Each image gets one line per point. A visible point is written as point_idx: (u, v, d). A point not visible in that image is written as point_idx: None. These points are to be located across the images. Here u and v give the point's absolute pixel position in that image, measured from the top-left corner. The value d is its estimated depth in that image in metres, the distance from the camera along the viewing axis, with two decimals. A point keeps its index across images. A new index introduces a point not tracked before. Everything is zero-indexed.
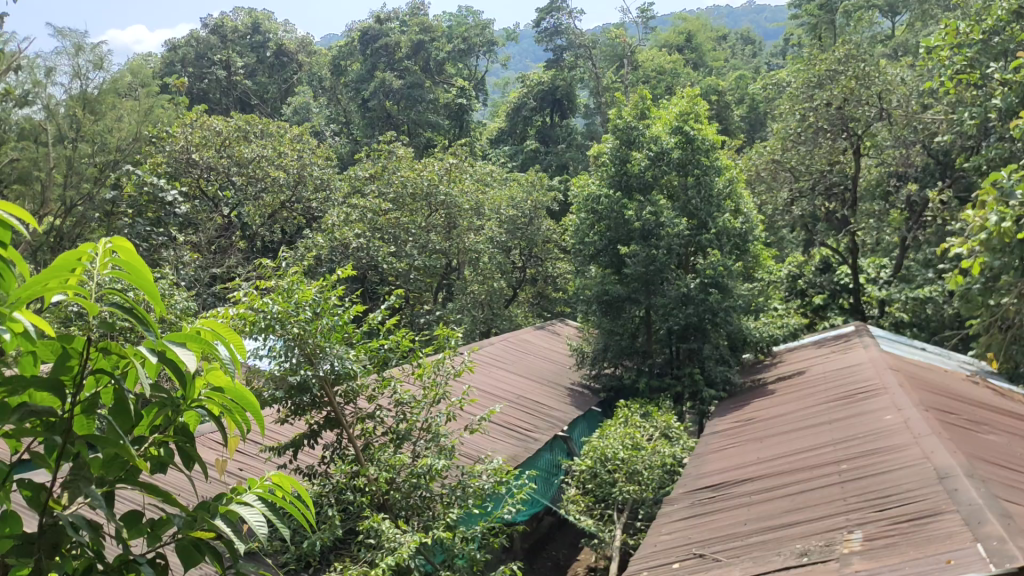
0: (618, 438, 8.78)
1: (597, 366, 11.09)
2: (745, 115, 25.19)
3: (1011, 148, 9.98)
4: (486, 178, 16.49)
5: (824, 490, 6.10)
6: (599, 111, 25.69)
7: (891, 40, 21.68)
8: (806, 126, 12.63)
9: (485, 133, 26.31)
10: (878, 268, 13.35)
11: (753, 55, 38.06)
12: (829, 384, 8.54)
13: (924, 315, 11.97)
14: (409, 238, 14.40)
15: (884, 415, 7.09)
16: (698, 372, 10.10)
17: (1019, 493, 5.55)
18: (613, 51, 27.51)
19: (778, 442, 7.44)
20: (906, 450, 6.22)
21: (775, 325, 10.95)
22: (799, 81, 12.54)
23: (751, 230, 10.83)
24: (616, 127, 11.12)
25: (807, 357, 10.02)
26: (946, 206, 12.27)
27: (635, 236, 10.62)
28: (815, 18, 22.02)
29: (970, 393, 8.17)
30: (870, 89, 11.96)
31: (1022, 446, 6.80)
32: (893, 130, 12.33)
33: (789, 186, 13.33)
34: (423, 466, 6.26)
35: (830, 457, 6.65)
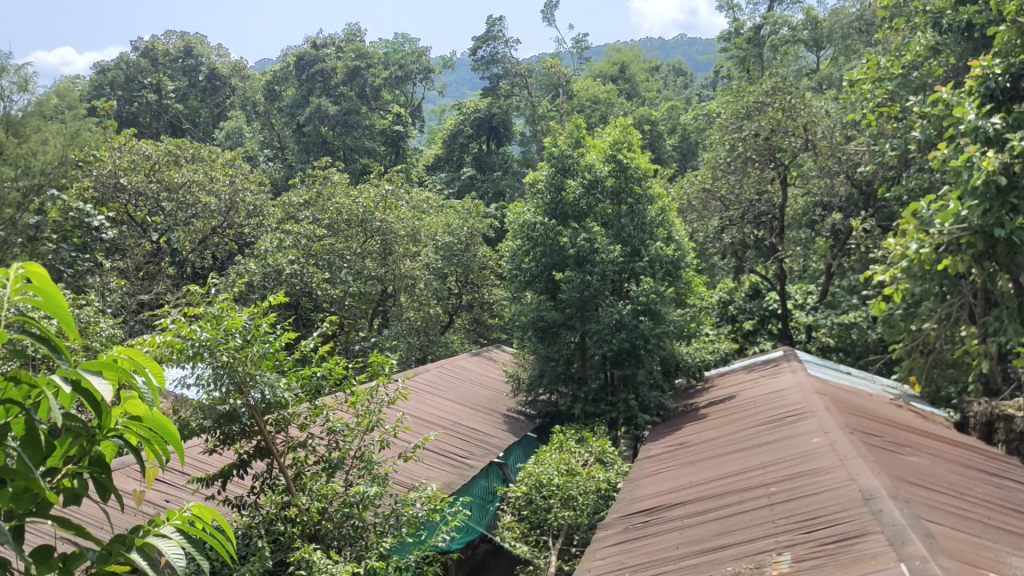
0: (553, 464, 8.80)
1: (533, 392, 11.12)
2: (677, 144, 25.76)
3: (928, 179, 10.40)
4: (422, 204, 16.49)
5: (754, 512, 6.19)
6: (535, 139, 26.01)
7: (815, 74, 22.45)
8: (735, 156, 12.95)
9: (422, 160, 26.36)
10: (805, 294, 13.73)
11: (685, 86, 38.97)
12: (759, 408, 8.70)
13: (849, 340, 12.33)
14: (344, 264, 14.29)
15: (812, 438, 7.25)
16: (633, 397, 10.21)
17: (940, 513, 5.72)
18: (549, 79, 27.90)
19: (710, 466, 7.54)
20: (833, 472, 6.37)
21: (707, 351, 11.14)
22: (728, 112, 12.76)
23: (683, 257, 11.04)
24: (552, 155, 11.30)
25: (738, 381, 10.20)
26: (869, 235, 12.70)
27: (570, 263, 10.73)
28: (743, 51, 22.72)
29: (892, 416, 8.42)
30: (796, 121, 12.25)
31: (943, 467, 7.02)
32: (817, 160, 12.75)
33: (720, 215, 13.63)
34: (356, 494, 6.17)
35: (760, 479, 6.76)
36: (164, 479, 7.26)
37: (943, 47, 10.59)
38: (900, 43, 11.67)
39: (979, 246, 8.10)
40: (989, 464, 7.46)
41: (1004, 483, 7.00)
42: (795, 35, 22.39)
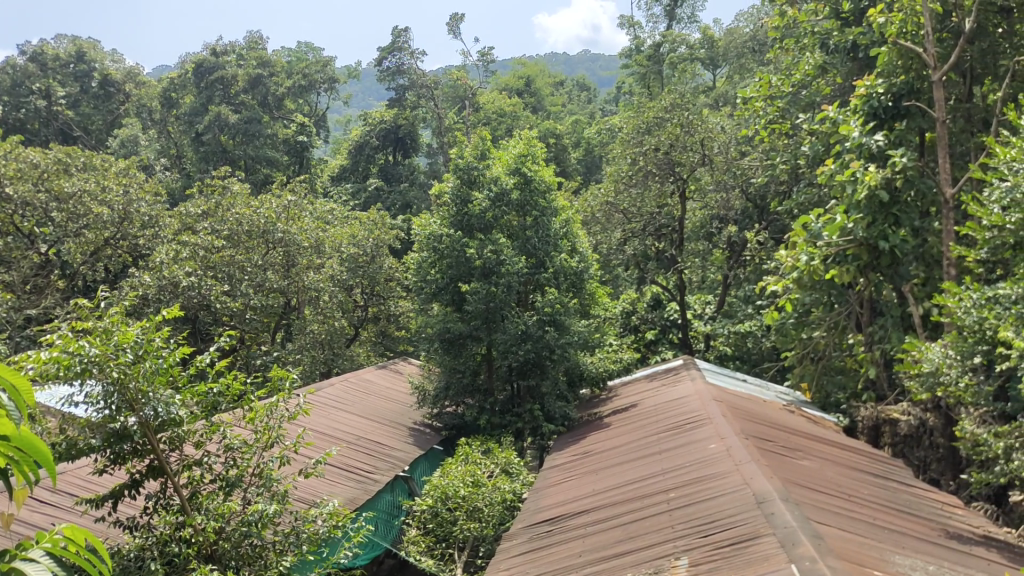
0: (459, 475, 8.76)
1: (439, 404, 11.06)
2: (581, 157, 26.18)
3: (818, 193, 10.86)
4: (325, 216, 16.32)
5: (654, 518, 6.31)
6: (442, 150, 26.09)
7: (711, 91, 23.21)
8: (637, 170, 13.20)
9: (327, 171, 26.09)
10: (703, 304, 14.14)
11: (588, 101, 39.69)
12: (660, 416, 8.89)
13: (745, 348, 12.78)
14: (245, 276, 13.93)
15: (709, 443, 7.46)
16: (538, 408, 10.30)
17: (828, 514, 5.95)
18: (455, 91, 28.09)
19: (612, 473, 7.66)
20: (728, 477, 6.56)
21: (611, 360, 11.32)
22: (629, 126, 13.13)
23: (587, 268, 11.22)
24: (457, 167, 11.26)
25: (640, 390, 10.40)
26: (762, 247, 13.17)
27: (476, 274, 10.74)
28: (645, 67, 23.26)
29: (786, 421, 8.73)
30: (693, 136, 12.74)
31: (832, 469, 7.32)
32: (714, 174, 13.11)
33: (622, 227, 13.77)
34: (255, 513, 5.98)
35: (660, 485, 6.91)
36: (49, 501, 6.95)
37: (831, 66, 11.04)
38: (791, 63, 12.14)
39: (864, 257, 8.51)
40: (874, 466, 7.82)
41: (887, 484, 7.34)
42: (693, 53, 23.10)
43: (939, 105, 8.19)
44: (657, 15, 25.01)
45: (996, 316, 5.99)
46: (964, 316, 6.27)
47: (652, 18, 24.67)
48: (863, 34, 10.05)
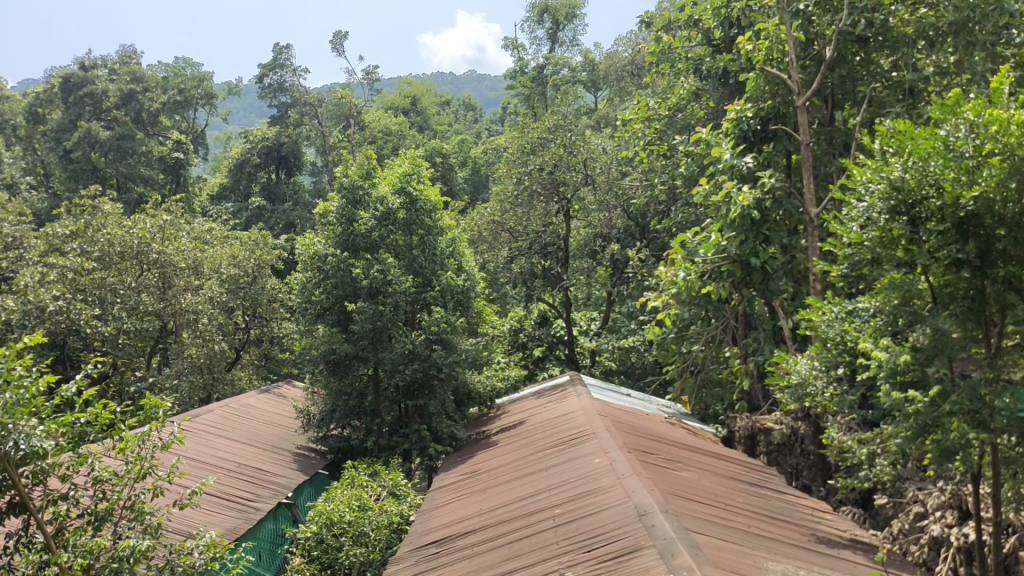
0: (345, 500, 8.62)
1: (324, 427, 10.86)
2: (468, 176, 26.36)
3: (694, 212, 11.28)
4: (204, 236, 15.90)
5: (539, 535, 6.36)
6: (326, 169, 25.86)
7: (593, 113, 23.71)
8: (521, 189, 13.33)
9: (206, 189, 25.39)
10: (589, 321, 14.40)
11: (475, 121, 40.00)
12: (546, 432, 8.99)
13: (629, 363, 13.12)
14: (117, 300, 13.29)
15: (593, 458, 7.58)
16: (426, 429, 10.24)
17: (706, 523, 6.14)
18: (340, 109, 27.91)
19: (498, 492, 7.68)
20: (612, 490, 6.68)
21: (498, 378, 11.37)
22: (514, 146, 13.31)
23: (473, 286, 11.28)
24: (342, 186, 11.05)
25: (527, 406, 10.49)
26: (644, 264, 13.58)
27: (362, 295, 10.56)
28: (529, 89, 23.53)
29: (666, 433, 8.96)
30: (575, 157, 13.05)
31: (710, 479, 7.56)
32: (597, 194, 13.47)
33: (508, 246, 13.89)
34: (126, 548, 5.69)
35: (545, 502, 6.96)
36: None
37: (704, 91, 11.49)
38: (668, 86, 12.55)
39: (738, 273, 8.81)
40: (749, 474, 8.11)
41: (762, 492, 7.62)
42: (575, 76, 23.63)
43: (803, 128, 8.61)
44: (540, 38, 25.41)
45: (855, 328, 6.29)
46: (827, 328, 6.56)
47: (535, 41, 25.06)
48: (733, 61, 10.49)
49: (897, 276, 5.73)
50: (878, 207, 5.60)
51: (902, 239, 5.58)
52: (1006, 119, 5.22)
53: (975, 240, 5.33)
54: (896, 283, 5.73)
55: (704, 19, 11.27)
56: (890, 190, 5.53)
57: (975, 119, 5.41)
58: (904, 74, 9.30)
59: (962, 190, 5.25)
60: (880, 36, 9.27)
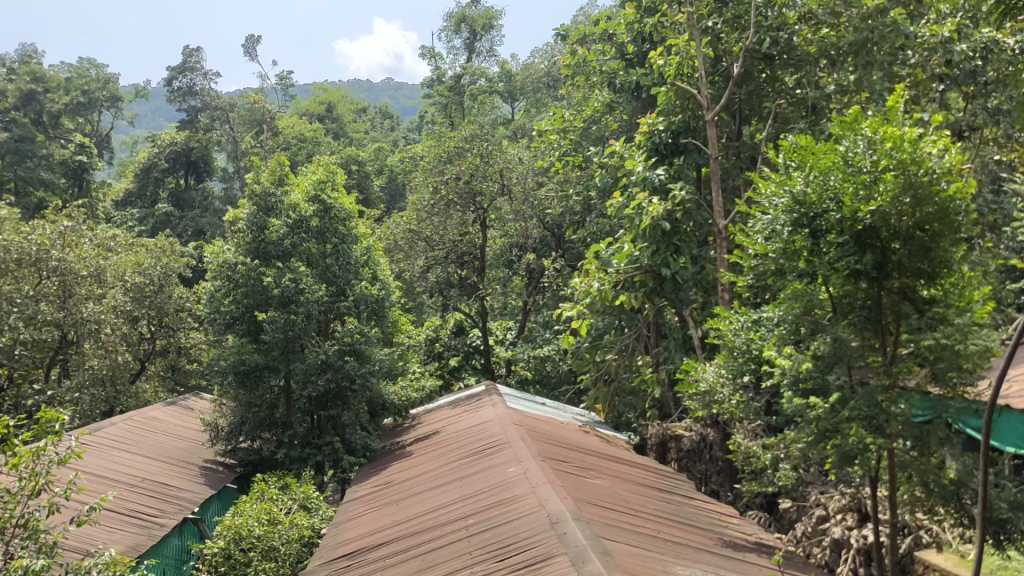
0: (254, 514, 8.42)
1: (233, 440, 10.59)
2: (385, 185, 26.29)
3: (608, 224, 11.47)
4: (107, 243, 15.40)
5: (452, 545, 6.32)
6: (237, 175, 25.36)
7: (510, 123, 23.84)
8: (438, 199, 13.34)
9: (111, 194, 24.52)
10: (505, 330, 14.45)
11: (391, 129, 39.86)
12: (461, 442, 8.97)
13: (544, 372, 13.23)
14: (13, 308, 12.50)
15: (507, 467, 7.60)
16: (339, 441, 10.09)
17: (617, 529, 6.21)
18: (252, 115, 27.43)
19: (411, 503, 7.62)
20: (525, 499, 6.71)
21: (412, 389, 11.29)
22: (431, 155, 13.35)
23: (388, 296, 11.20)
24: (253, 193, 10.82)
25: (443, 416, 10.46)
26: (560, 273, 13.73)
27: (273, 303, 10.35)
28: (446, 98, 23.50)
29: (580, 441, 9.05)
30: (492, 167, 13.17)
31: (622, 486, 7.66)
32: (512, 204, 13.61)
33: (425, 255, 13.68)
34: (18, 568, 5.39)
35: (459, 513, 6.93)
36: None
37: (617, 104, 11.71)
38: (583, 99, 12.74)
39: (649, 283, 9.04)
40: (659, 480, 8.26)
41: (672, 498, 7.77)
42: (491, 87, 23.79)
43: (712, 142, 8.82)
44: (457, 48, 25.48)
45: (760, 338, 6.47)
46: (734, 337, 6.73)
47: (452, 50, 25.08)
48: (646, 76, 10.73)
49: (799, 286, 5.92)
50: (782, 219, 5.83)
51: (804, 250, 5.82)
52: (900, 136, 5.40)
53: (871, 252, 5.56)
54: (798, 293, 5.92)
55: (617, 34, 11.48)
56: (793, 205, 5.76)
57: (872, 136, 5.57)
58: (807, 91, 9.64)
59: (861, 204, 5.49)
60: (784, 54, 9.60)
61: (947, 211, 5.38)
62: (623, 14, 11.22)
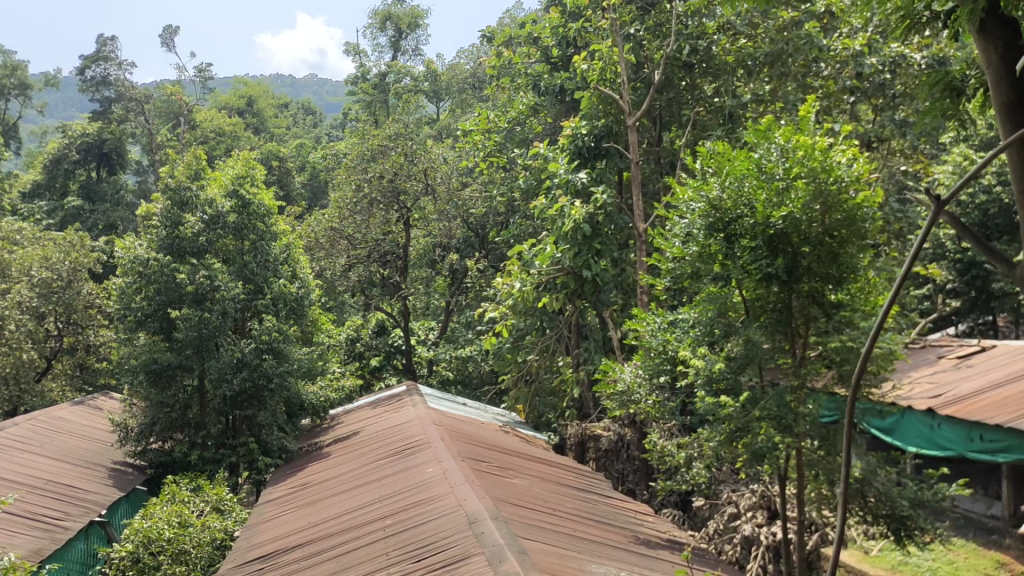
0: (164, 517, 8.21)
1: (143, 441, 10.30)
2: (306, 182, 26.01)
3: (530, 225, 11.56)
4: (12, 236, 14.84)
5: (369, 546, 6.25)
6: (153, 168, 24.72)
7: (435, 123, 23.76)
8: (361, 197, 13.29)
9: (18, 186, 23.55)
10: (427, 330, 14.39)
11: (314, 125, 39.35)
12: (381, 442, 8.90)
13: (466, 372, 13.24)
14: None
15: (427, 468, 7.57)
16: (254, 441, 9.89)
17: (534, 529, 6.24)
18: (169, 107, 26.78)
19: (329, 505, 7.51)
20: (444, 499, 6.69)
21: (332, 389, 11.17)
22: (353, 153, 13.25)
23: (307, 294, 11.04)
24: (167, 187, 10.53)
25: (363, 417, 10.38)
26: (482, 274, 13.77)
27: (187, 301, 10.08)
28: (370, 95, 23.28)
29: (499, 441, 9.08)
30: (415, 166, 13.15)
31: (541, 486, 7.72)
32: (436, 204, 13.55)
33: (347, 253, 13.67)
34: None
35: (376, 514, 6.87)
36: None
37: (541, 106, 11.80)
38: (507, 100, 12.81)
39: (571, 284, 9.15)
40: (578, 480, 8.34)
41: (589, 497, 7.86)
42: (416, 86, 23.72)
43: (633, 147, 8.94)
44: (382, 45, 25.30)
45: (675, 338, 6.60)
46: (650, 337, 6.84)
47: (377, 48, 24.87)
48: (569, 79, 10.86)
49: (713, 289, 6.05)
50: (698, 223, 5.95)
51: (719, 254, 5.92)
52: (811, 144, 5.59)
53: (783, 256, 5.71)
54: (712, 296, 6.05)
55: (542, 37, 11.58)
56: (709, 209, 5.89)
57: (785, 144, 5.74)
58: (724, 100, 9.89)
59: (773, 210, 5.64)
60: (704, 63, 9.90)
61: (854, 218, 5.61)
62: (547, 18, 11.33)
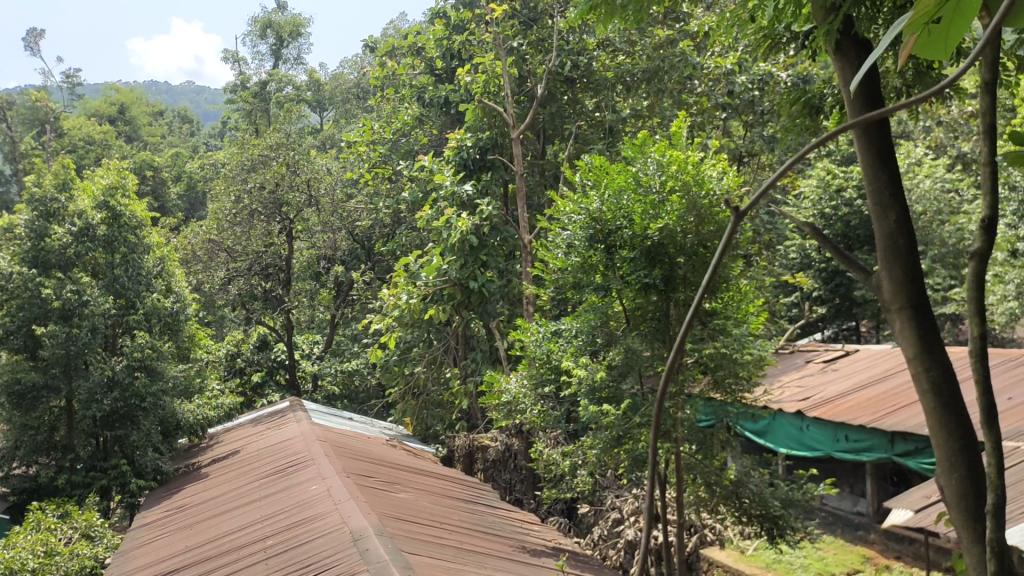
0: (27, 546, 7.74)
1: (5, 466, 9.70)
2: (183, 192, 25.25)
3: (416, 236, 11.58)
4: None
5: (249, 568, 6.02)
6: (15, 178, 23.54)
7: (318, 133, 23.42)
8: (240, 208, 13.15)
9: None
10: (311, 344, 14.02)
11: (192, 134, 38.16)
12: (261, 461, 8.67)
13: (352, 386, 13.07)
14: None
15: (310, 485, 7.41)
16: (125, 463, 9.42)
17: (420, 543, 6.19)
18: (33, 114, 25.59)
19: (207, 527, 7.22)
20: (327, 517, 6.56)
21: (210, 407, 10.80)
22: (233, 163, 13.19)
23: (183, 309, 10.63)
24: (32, 197, 10.03)
25: (243, 435, 10.11)
26: (368, 287, 13.65)
27: (53, 317, 9.58)
28: (250, 104, 22.70)
29: (386, 455, 9.00)
30: (298, 176, 13.21)
31: (426, 499, 7.67)
32: (320, 216, 13.53)
33: (225, 267, 13.28)
34: None
35: (256, 534, 6.64)
36: None
37: (426, 118, 11.81)
38: (392, 111, 12.73)
39: (458, 296, 9.17)
40: (464, 491, 8.34)
41: (475, 508, 7.86)
42: (299, 95, 23.30)
43: (518, 159, 9.02)
44: (262, 53, 24.74)
45: (559, 348, 6.70)
46: (534, 347, 6.93)
47: (257, 56, 24.34)
48: (454, 92, 10.93)
49: (595, 299, 6.17)
50: (578, 235, 6.04)
51: (600, 265, 6.07)
52: (684, 159, 5.80)
53: (660, 266, 5.87)
54: (594, 306, 6.16)
55: (426, 49, 11.63)
56: (589, 221, 6.01)
57: (660, 158, 5.92)
58: (605, 114, 10.19)
59: (649, 222, 5.82)
60: (584, 78, 10.17)
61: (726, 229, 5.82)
62: (431, 30, 11.38)
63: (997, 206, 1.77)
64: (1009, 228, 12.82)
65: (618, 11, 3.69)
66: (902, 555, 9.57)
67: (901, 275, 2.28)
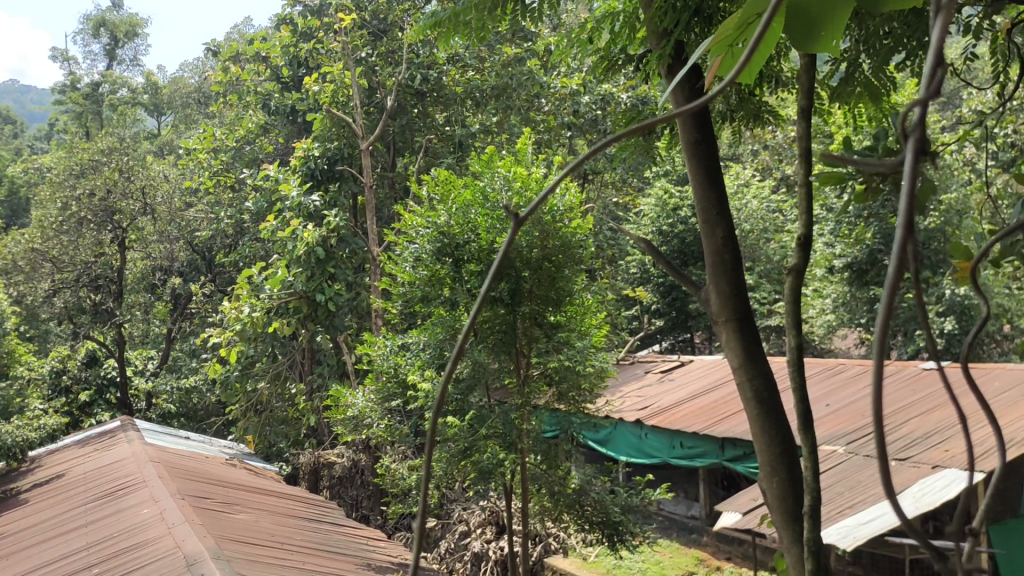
0: None
1: None
2: (2, 199, 23.48)
3: (259, 247, 11.28)
4: None
5: None
6: None
7: (156, 139, 22.39)
8: (68, 215, 12.25)
9: None
10: (145, 360, 12.98)
11: (15, 135, 35.56)
12: (89, 484, 8.13)
13: (190, 404, 12.56)
14: None
15: (141, 509, 7.02)
16: None
17: (258, 565, 5.97)
18: None
19: (25, 557, 6.67)
20: (158, 542, 6.20)
21: (30, 428, 10.05)
22: (59, 168, 12.43)
23: None
24: None
25: (68, 458, 9.47)
26: (208, 299, 13.18)
27: None
28: (80, 106, 21.33)
29: (225, 475, 8.65)
30: (133, 182, 12.45)
31: (267, 519, 7.42)
32: (156, 225, 12.91)
33: (51, 277, 12.65)
34: None
35: (80, 563, 6.18)
36: None
37: (271, 126, 11.55)
38: (235, 118, 12.36)
39: (303, 308, 9.07)
40: (308, 510, 8.15)
41: (320, 527, 7.68)
42: (134, 98, 22.20)
43: (366, 172, 8.83)
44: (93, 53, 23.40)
45: (405, 361, 6.68)
46: (381, 361, 6.88)
47: (89, 56, 22.98)
48: (301, 100, 10.75)
49: (443, 312, 6.16)
50: (426, 248, 6.08)
51: (447, 278, 6.09)
52: (529, 175, 5.93)
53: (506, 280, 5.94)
54: (442, 319, 6.14)
55: (272, 57, 11.38)
56: (437, 235, 6.05)
57: (507, 174, 6.01)
58: (454, 128, 10.29)
59: (496, 236, 5.90)
60: (434, 91, 10.22)
61: (569, 244, 6.01)
62: (277, 37, 11.15)
63: (811, 226, 1.90)
64: (826, 246, 13.88)
65: (462, 28, 3.68)
66: (733, 556, 10.09)
67: (726, 289, 2.39)
